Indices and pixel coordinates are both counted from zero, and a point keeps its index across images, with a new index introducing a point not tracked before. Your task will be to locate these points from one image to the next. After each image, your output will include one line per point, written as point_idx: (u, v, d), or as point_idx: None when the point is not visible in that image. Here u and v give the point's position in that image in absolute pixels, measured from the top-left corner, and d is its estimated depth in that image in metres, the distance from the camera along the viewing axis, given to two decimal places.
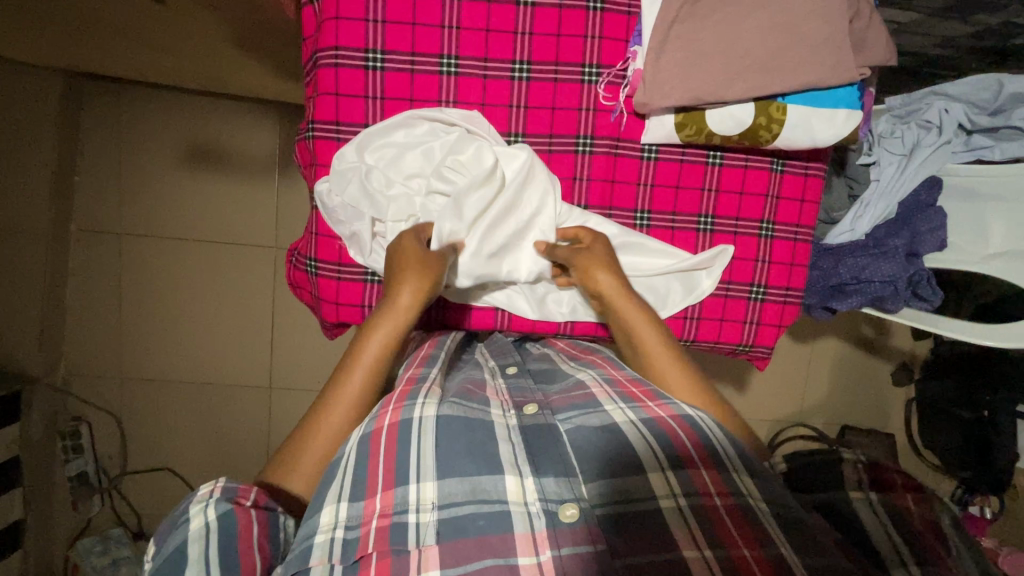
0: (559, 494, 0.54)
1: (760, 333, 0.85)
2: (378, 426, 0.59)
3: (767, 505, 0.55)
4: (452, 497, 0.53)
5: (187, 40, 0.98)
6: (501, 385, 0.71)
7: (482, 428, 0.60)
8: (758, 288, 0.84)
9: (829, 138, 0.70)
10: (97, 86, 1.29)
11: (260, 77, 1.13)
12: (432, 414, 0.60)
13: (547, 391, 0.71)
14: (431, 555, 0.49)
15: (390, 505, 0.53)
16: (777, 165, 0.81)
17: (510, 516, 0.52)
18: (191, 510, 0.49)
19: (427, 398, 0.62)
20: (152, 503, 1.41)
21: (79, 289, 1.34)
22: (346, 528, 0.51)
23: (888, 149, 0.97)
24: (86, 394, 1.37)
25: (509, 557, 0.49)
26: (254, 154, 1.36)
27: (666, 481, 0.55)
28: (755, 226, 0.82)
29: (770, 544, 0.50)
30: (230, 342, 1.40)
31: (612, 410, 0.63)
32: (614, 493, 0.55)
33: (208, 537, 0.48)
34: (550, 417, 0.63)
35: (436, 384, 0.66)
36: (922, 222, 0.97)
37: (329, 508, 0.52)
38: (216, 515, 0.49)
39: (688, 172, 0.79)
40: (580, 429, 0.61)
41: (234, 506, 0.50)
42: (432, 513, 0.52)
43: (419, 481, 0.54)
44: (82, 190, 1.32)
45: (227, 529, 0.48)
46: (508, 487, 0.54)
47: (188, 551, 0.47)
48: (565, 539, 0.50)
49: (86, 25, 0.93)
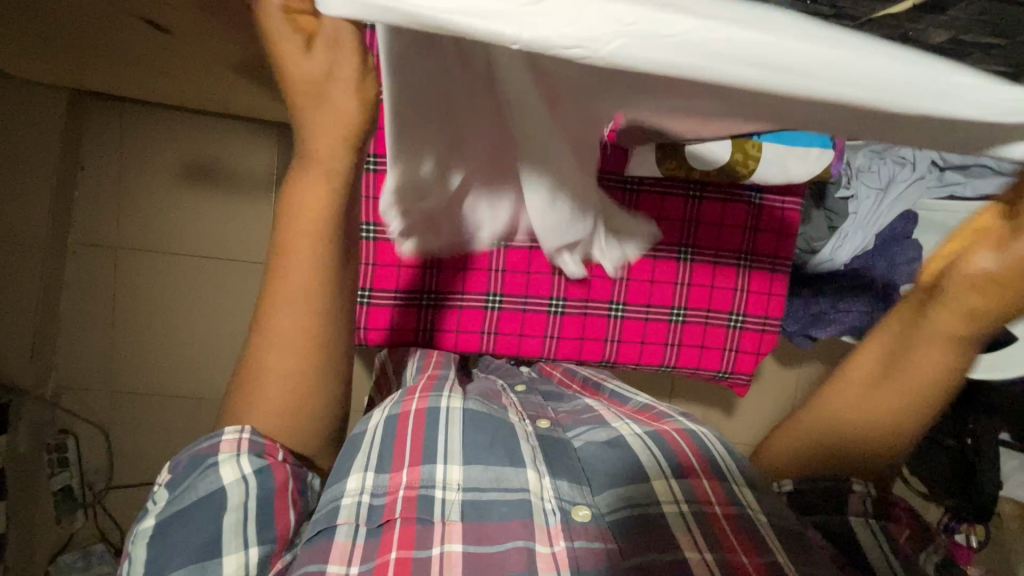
0: (572, 496, 0.58)
1: (739, 359, 0.91)
2: (404, 410, 0.65)
3: (765, 514, 0.58)
4: (476, 482, 0.58)
5: (192, 65, 1.01)
6: (513, 397, 0.76)
7: (504, 426, 0.65)
8: (737, 316, 0.90)
9: (802, 175, 0.75)
10: (102, 105, 1.32)
11: (264, 99, 1.16)
12: (458, 407, 0.66)
13: (556, 409, 0.77)
14: (454, 530, 0.54)
15: (417, 479, 0.57)
16: (754, 199, 0.86)
17: (528, 504, 0.57)
18: (223, 458, 0.55)
19: (452, 392, 0.68)
20: (138, 518, 1.40)
21: (73, 302, 1.35)
22: (372, 495, 0.56)
23: (866, 183, 1.00)
24: (76, 406, 1.37)
25: (527, 539, 0.53)
26: (254, 172, 1.39)
27: (669, 487, 0.60)
28: (735, 256, 0.88)
29: (767, 552, 0.53)
30: (223, 356, 1.41)
31: (619, 425, 0.69)
32: (619, 501, 0.59)
33: (245, 486, 0.54)
34: (562, 433, 0.68)
35: (456, 384, 0.73)
36: (898, 254, 1.01)
37: (357, 475, 0.57)
38: (250, 469, 0.55)
39: (670, 204, 0.85)
40: (591, 446, 0.66)
41: (270, 463, 0.56)
42: (457, 492, 0.57)
43: (447, 463, 0.59)
44: (82, 204, 1.34)
45: (262, 482, 0.55)
46: (529, 479, 0.59)
47: (226, 498, 0.53)
48: (578, 533, 0.54)
49: (99, 48, 0.96)
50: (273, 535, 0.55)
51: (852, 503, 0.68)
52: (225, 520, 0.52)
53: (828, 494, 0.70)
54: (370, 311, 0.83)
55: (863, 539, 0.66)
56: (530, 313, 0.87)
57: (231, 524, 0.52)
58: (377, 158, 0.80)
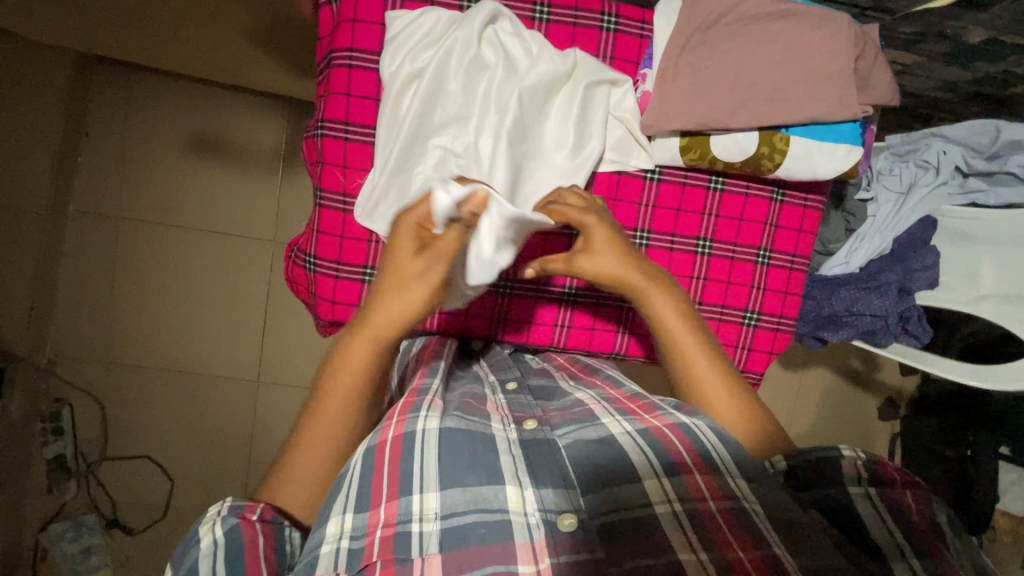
0: (558, 504, 0.55)
1: (751, 359, 0.87)
2: (381, 440, 0.59)
3: (761, 503, 0.55)
4: (454, 507, 0.54)
5: (206, 31, 0.99)
6: (499, 401, 0.70)
7: (484, 439, 0.60)
8: (752, 314, 0.86)
9: (830, 171, 0.73)
10: (109, 70, 1.30)
11: (276, 72, 1.14)
12: (435, 427, 0.60)
13: (545, 407, 0.70)
14: (433, 563, 0.50)
15: (394, 514, 0.53)
16: (776, 195, 0.84)
17: (510, 525, 0.53)
18: (201, 530, 0.52)
19: (430, 411, 0.62)
20: (129, 492, 1.38)
21: (72, 269, 1.33)
22: (351, 539, 0.53)
23: (887, 186, 1.00)
24: (71, 375, 1.35)
25: (509, 562, 0.50)
26: (260, 146, 1.37)
27: (661, 487, 0.56)
28: (753, 252, 0.85)
29: (764, 543, 0.51)
30: (220, 330, 1.39)
31: (609, 422, 0.64)
32: (610, 503, 0.55)
33: (215, 554, 0.50)
34: (550, 433, 0.63)
35: (437, 397, 0.66)
36: (916, 260, 0.98)
37: (334, 519, 0.54)
38: (224, 530, 0.52)
39: (689, 195, 0.81)
40: (579, 446, 0.60)
41: (240, 522, 0.53)
42: (435, 522, 0.53)
43: (423, 491, 0.55)
44: (84, 171, 1.31)
45: (235, 541, 0.51)
46: (509, 497, 0.55)
47: (198, 569, 0.49)
48: (563, 547, 0.51)
49: (107, 10, 0.93)
50: None
51: (844, 470, 0.62)
52: None
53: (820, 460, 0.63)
54: None
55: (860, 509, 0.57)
56: (542, 300, 0.87)
57: None
58: None
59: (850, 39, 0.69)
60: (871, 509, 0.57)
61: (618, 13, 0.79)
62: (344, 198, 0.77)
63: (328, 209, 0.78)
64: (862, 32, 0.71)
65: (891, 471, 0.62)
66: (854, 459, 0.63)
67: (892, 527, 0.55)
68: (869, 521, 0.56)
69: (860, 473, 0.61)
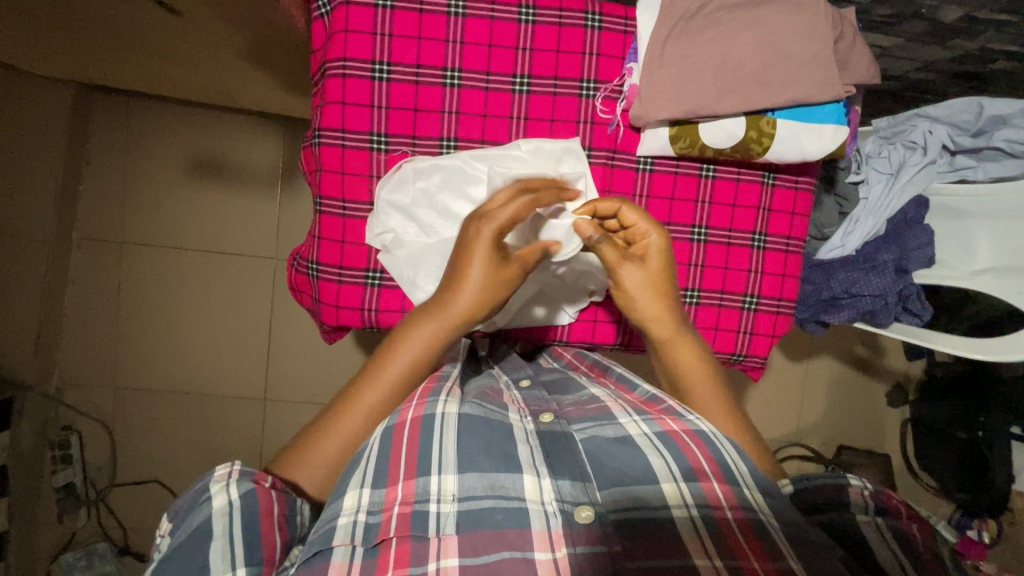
0: (575, 496, 0.54)
1: (754, 342, 0.90)
2: (402, 418, 0.60)
3: (778, 520, 0.54)
4: (472, 490, 0.54)
5: (202, 52, 1.01)
6: (515, 394, 0.71)
7: (503, 428, 0.60)
8: (751, 297, 0.89)
9: (818, 151, 0.76)
10: (106, 99, 1.32)
11: (271, 90, 1.16)
12: (454, 412, 0.61)
13: (561, 401, 0.71)
14: (450, 544, 0.51)
15: (412, 493, 0.54)
16: (768, 178, 0.86)
17: (527, 512, 0.53)
18: (213, 489, 0.53)
19: (449, 396, 0.63)
20: (141, 518, 1.36)
21: (78, 297, 1.34)
22: (368, 513, 0.53)
23: (877, 168, 1.00)
24: (78, 402, 1.35)
25: (525, 549, 0.50)
26: (256, 165, 1.38)
27: (679, 491, 0.55)
28: (748, 237, 0.87)
29: (779, 557, 0.49)
30: (226, 350, 1.39)
31: (627, 422, 0.63)
32: (626, 501, 0.54)
33: (231, 514, 0.51)
34: (567, 427, 0.62)
35: (456, 385, 0.67)
36: (911, 239, 1.00)
37: (351, 492, 0.54)
38: (237, 494, 0.52)
39: (681, 183, 0.84)
40: (596, 441, 0.60)
41: (256, 487, 0.53)
42: (452, 504, 0.54)
43: (441, 473, 0.55)
44: (87, 200, 1.33)
45: (249, 506, 0.52)
46: (526, 486, 0.55)
47: (212, 528, 0.50)
48: (580, 538, 0.51)
49: (107, 37, 0.95)
50: (261, 557, 0.50)
51: (852, 499, 0.62)
52: (212, 546, 0.49)
53: (826, 489, 0.64)
54: (378, 294, 0.82)
55: (871, 541, 0.57)
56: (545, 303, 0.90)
57: (218, 550, 0.49)
58: (387, 136, 0.80)
59: (829, 23, 0.72)
60: (881, 541, 0.57)
61: (602, 10, 0.81)
62: (342, 204, 0.81)
63: (329, 215, 0.81)
64: (841, 16, 0.74)
65: (895, 501, 0.62)
66: (860, 489, 0.64)
67: (902, 555, 0.55)
68: (881, 550, 0.56)
69: (866, 502, 0.62)
